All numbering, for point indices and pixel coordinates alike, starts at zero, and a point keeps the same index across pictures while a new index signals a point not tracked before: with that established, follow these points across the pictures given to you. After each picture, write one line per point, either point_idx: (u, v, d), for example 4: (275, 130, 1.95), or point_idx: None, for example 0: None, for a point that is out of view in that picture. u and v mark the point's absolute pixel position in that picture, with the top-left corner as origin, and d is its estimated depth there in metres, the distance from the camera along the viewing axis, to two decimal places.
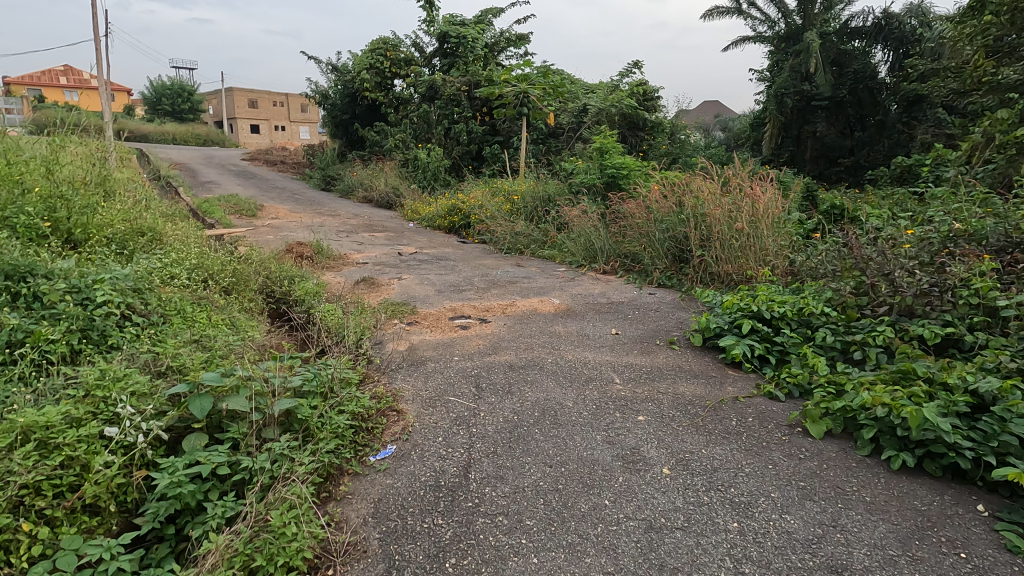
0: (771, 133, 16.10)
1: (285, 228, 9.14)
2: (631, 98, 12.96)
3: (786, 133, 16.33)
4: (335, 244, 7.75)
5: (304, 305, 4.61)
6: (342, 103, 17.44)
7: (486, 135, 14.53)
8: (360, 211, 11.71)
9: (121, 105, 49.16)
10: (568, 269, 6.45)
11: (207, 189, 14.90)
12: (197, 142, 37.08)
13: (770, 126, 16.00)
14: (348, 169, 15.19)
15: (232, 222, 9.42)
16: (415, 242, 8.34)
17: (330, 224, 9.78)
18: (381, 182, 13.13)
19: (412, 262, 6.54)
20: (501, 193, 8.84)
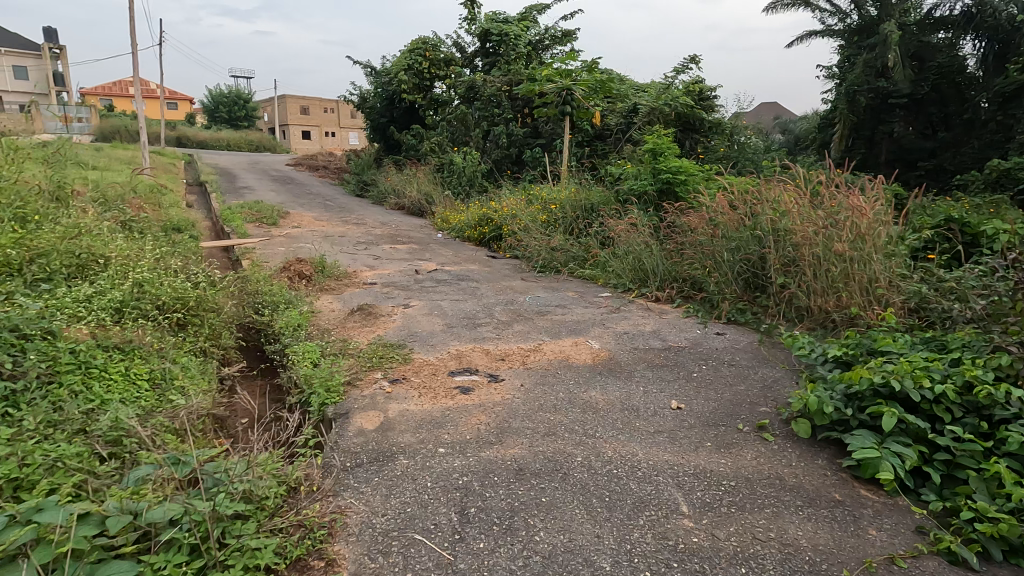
0: (840, 134, 13.77)
1: (302, 238, 8.43)
2: (687, 96, 11.68)
3: (857, 134, 14.14)
4: (348, 258, 6.90)
5: (284, 344, 3.72)
6: (381, 106, 16.86)
7: (527, 137, 13.56)
8: (389, 219, 10.95)
9: (183, 112, 51.22)
10: (613, 296, 5.33)
11: (241, 194, 14.54)
12: (250, 147, 37.88)
13: (839, 126, 13.71)
14: (383, 174, 14.52)
15: (249, 232, 8.81)
16: (439, 255, 7.41)
17: (353, 234, 9.02)
18: (414, 189, 12.36)
19: (428, 283, 5.59)
20: (537, 201, 7.80)
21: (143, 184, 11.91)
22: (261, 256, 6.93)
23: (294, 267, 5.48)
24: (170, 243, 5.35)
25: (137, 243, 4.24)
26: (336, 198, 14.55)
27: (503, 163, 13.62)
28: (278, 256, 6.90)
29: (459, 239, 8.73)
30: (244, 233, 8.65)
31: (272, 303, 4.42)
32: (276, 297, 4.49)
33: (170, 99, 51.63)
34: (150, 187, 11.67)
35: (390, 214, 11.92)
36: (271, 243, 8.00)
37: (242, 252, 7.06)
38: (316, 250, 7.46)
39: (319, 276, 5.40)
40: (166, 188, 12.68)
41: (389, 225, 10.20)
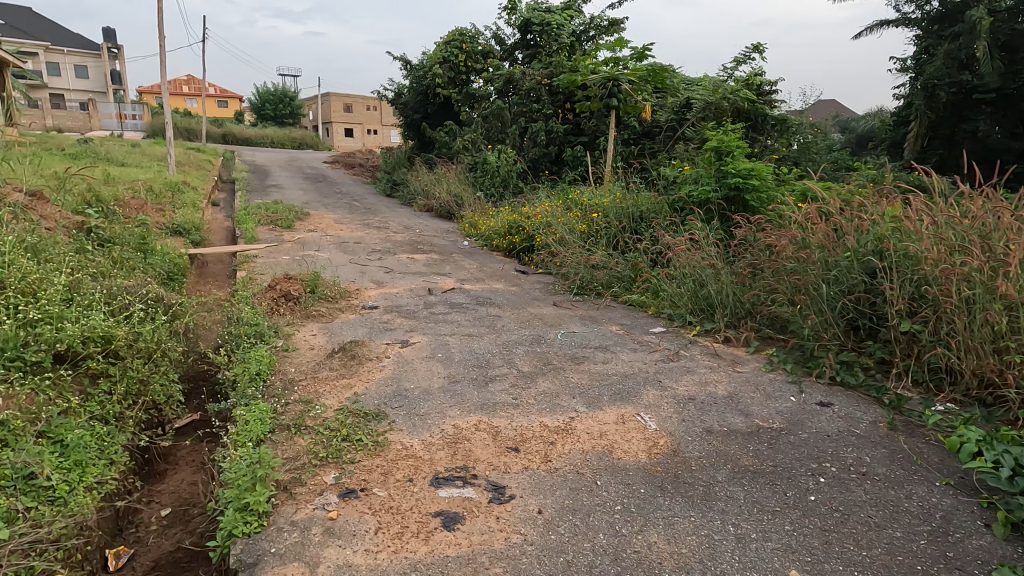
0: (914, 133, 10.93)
1: (314, 244, 7.64)
2: (748, 89, 10.33)
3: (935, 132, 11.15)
4: (354, 270, 6.00)
5: (228, 403, 2.83)
6: (416, 101, 16.10)
7: (568, 135, 12.49)
8: (416, 223, 10.12)
9: (233, 110, 52.38)
10: (668, 333, 4.21)
11: (268, 193, 14.02)
12: (294, 145, 38.11)
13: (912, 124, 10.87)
14: (414, 173, 13.73)
15: (260, 235, 8.10)
16: (461, 268, 6.43)
17: (372, 240, 8.18)
18: (443, 189, 11.45)
19: (439, 308, 4.61)
20: (576, 207, 6.72)
21: (165, 182, 11.49)
22: (259, 267, 6.12)
23: (281, 283, 4.59)
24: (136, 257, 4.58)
25: (69, 260, 3.44)
26: (366, 198, 13.87)
27: (541, 162, 12.61)
28: (278, 268, 6.08)
29: (487, 248, 7.74)
30: (254, 236, 7.92)
31: (236, 340, 3.55)
32: (242, 329, 3.62)
33: (220, 96, 52.84)
34: (173, 186, 11.24)
35: (418, 216, 11.07)
36: (279, 249, 7.21)
37: (242, 262, 6.29)
38: (324, 260, 6.61)
39: (309, 296, 4.51)
40: (191, 187, 12.24)
41: (414, 229, 9.34)
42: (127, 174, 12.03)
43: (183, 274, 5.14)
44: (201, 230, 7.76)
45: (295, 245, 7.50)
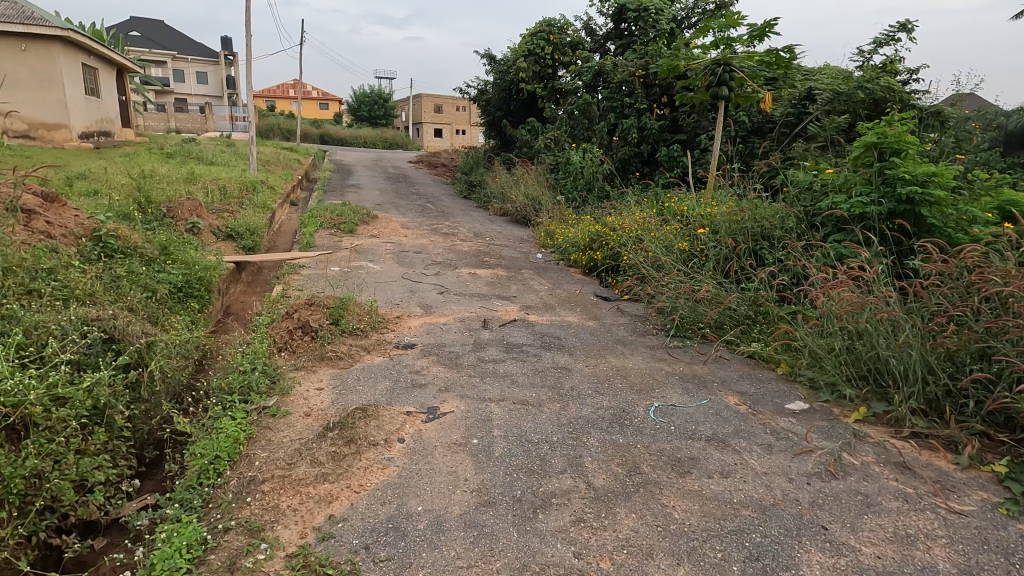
0: None
1: (371, 253, 6.91)
2: (893, 74, 8.43)
3: None
4: (401, 290, 5.10)
5: (151, 516, 1.95)
6: (499, 97, 15.23)
7: (663, 132, 11.21)
8: (489, 229, 9.20)
9: (332, 112, 54.85)
10: (814, 413, 2.88)
11: (345, 193, 13.72)
12: (384, 145, 38.91)
13: None
14: (492, 173, 12.86)
15: (318, 241, 7.48)
16: (529, 289, 5.35)
17: (436, 248, 7.33)
18: (519, 192, 10.44)
19: (489, 351, 3.55)
20: (674, 219, 5.43)
21: (243, 182, 11.39)
22: (301, 281, 5.39)
23: (299, 309, 3.74)
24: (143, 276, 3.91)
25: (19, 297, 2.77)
26: (443, 199, 13.19)
27: (631, 162, 11.28)
28: (320, 283, 5.33)
29: (563, 263, 6.62)
30: (313, 242, 7.34)
31: (213, 398, 2.71)
32: (223, 382, 2.77)
33: (321, 99, 55.42)
34: (250, 186, 11.12)
35: (492, 221, 10.16)
36: (331, 258, 6.52)
37: (285, 275, 5.62)
38: (375, 274, 5.80)
39: (332, 328, 3.62)
40: (269, 186, 12.14)
41: (485, 236, 8.42)
42: (210, 173, 12.11)
43: (206, 292, 4.47)
44: (259, 235, 7.28)
45: (351, 254, 6.80)
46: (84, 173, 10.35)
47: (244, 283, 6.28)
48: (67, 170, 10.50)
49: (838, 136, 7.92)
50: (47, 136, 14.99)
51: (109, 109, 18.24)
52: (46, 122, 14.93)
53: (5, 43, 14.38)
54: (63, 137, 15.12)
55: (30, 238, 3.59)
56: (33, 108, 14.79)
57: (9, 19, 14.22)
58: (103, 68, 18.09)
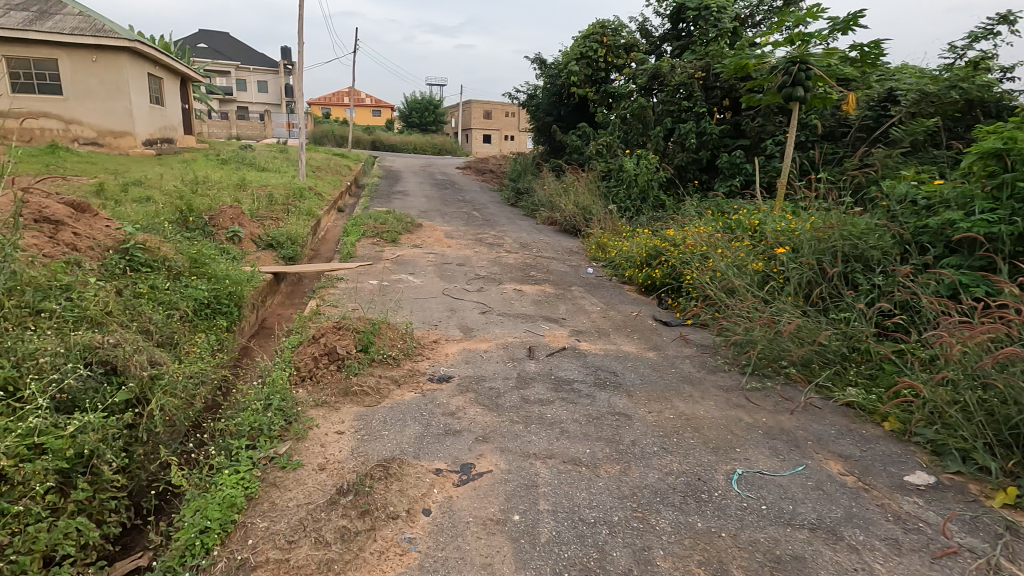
0: None
1: (413, 264, 6.60)
2: (996, 70, 7.47)
3: None
4: (441, 308, 4.72)
5: None
6: (549, 102, 14.81)
7: (724, 137, 10.53)
8: (536, 239, 8.77)
9: (385, 119, 55.95)
10: (945, 491, 2.28)
11: (392, 199, 13.61)
12: (434, 151, 39.13)
13: None
14: (540, 180, 12.45)
15: (359, 250, 7.25)
16: (580, 309, 4.87)
17: (480, 260, 6.96)
18: (568, 201, 9.97)
19: (535, 389, 3.10)
20: (745, 236, 4.84)
21: (291, 188, 11.42)
22: (336, 295, 5.11)
23: (327, 333, 3.40)
24: (166, 293, 3.66)
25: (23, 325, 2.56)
26: (490, 207, 12.88)
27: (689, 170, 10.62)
28: (356, 298, 5.02)
29: (616, 279, 6.09)
30: (354, 251, 7.11)
31: (217, 444, 2.36)
32: (232, 424, 2.44)
33: (374, 106, 56.60)
34: (298, 193, 11.14)
35: (539, 230, 9.73)
36: (371, 269, 6.24)
37: (322, 288, 5.35)
38: (414, 289, 5.46)
39: (360, 356, 3.25)
40: (317, 193, 12.14)
41: (532, 248, 8.00)
42: (261, 180, 12.23)
43: (235, 309, 4.21)
44: (300, 244, 7.12)
45: (392, 265, 6.51)
46: (142, 179, 10.61)
47: (282, 295, 6.08)
48: (127, 177, 10.80)
49: (931, 140, 7.05)
50: (114, 144, 15.68)
51: (172, 117, 18.99)
52: (113, 129, 15.62)
53: (79, 55, 15.13)
54: (129, 144, 15.80)
55: (52, 251, 3.40)
56: (102, 116, 15.50)
57: (82, 32, 14.93)
58: (168, 78, 18.84)
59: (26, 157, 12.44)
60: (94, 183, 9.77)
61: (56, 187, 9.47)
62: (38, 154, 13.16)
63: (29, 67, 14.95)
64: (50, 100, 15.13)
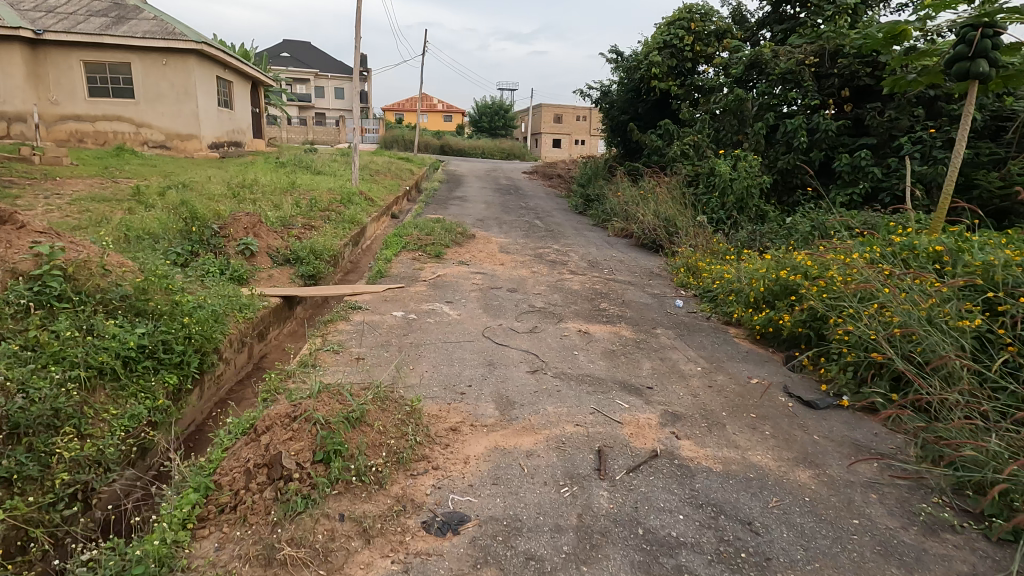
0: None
1: (454, 285, 5.40)
2: None
3: None
4: (475, 361, 3.44)
5: None
6: (625, 99, 13.26)
7: (841, 135, 8.68)
8: (607, 256, 7.35)
9: (454, 123, 55.86)
10: None
11: (447, 205, 12.55)
12: (502, 155, 38.17)
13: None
14: (613, 186, 10.97)
15: (395, 267, 6.12)
16: (670, 369, 3.43)
17: (538, 283, 5.64)
18: (646, 210, 8.45)
19: (606, 564, 1.73)
20: (934, 272, 3.21)
21: (340, 193, 10.60)
22: (346, 332, 3.95)
23: (274, 426, 2.13)
24: (70, 348, 2.56)
25: None
26: (555, 215, 11.54)
27: (796, 174, 8.82)
28: (369, 338, 3.83)
29: (718, 318, 4.58)
30: (390, 268, 6.01)
31: None
32: None
33: (445, 111, 56.64)
34: (346, 197, 10.29)
35: (611, 244, 8.29)
36: (401, 292, 5.08)
37: (330, 318, 4.21)
38: (448, 324, 4.22)
39: (319, 472, 1.98)
40: (369, 198, 11.29)
41: (603, 266, 6.60)
42: (312, 184, 11.54)
43: (191, 360, 3.07)
44: (327, 259, 6.09)
45: (429, 287, 5.33)
46: (189, 182, 10.11)
47: (294, 322, 5.05)
48: (177, 179, 10.34)
49: None
50: (181, 146, 15.77)
51: (241, 121, 19.07)
52: (180, 132, 15.69)
53: (150, 59, 15.25)
54: (194, 147, 15.88)
55: None
56: (170, 120, 15.60)
57: (154, 35, 15.00)
58: (238, 81, 18.91)
59: (91, 159, 12.42)
60: (138, 187, 9.31)
61: (100, 189, 9.08)
62: (105, 157, 13.17)
63: (104, 71, 15.18)
64: (123, 104, 15.34)
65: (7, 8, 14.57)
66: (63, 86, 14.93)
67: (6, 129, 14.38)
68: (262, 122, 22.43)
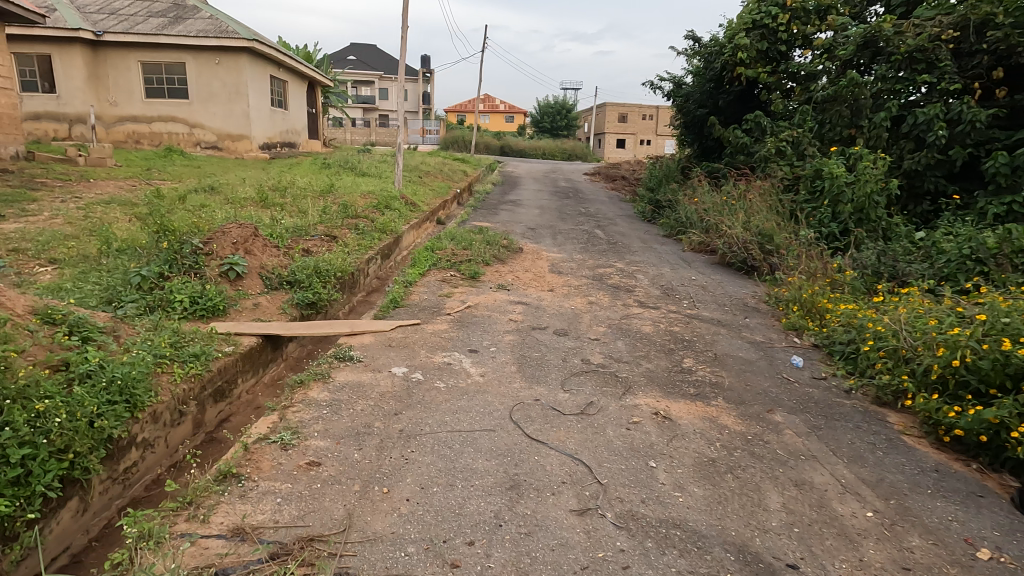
0: None
1: (485, 323, 4.15)
2: None
3: None
4: (491, 480, 2.16)
5: None
6: (703, 90, 11.56)
7: (993, 127, 6.77)
8: (684, 279, 5.89)
9: (516, 124, 54.92)
10: None
11: (497, 210, 11.38)
12: (563, 156, 36.73)
13: None
14: (689, 190, 9.39)
15: (417, 292, 4.96)
16: (819, 513, 2.02)
17: (595, 320, 4.29)
18: (733, 221, 6.89)
19: None
20: None
21: (380, 196, 9.65)
22: (317, 404, 2.77)
23: None
24: None
25: None
26: (618, 223, 10.09)
27: (928, 177, 6.98)
28: (344, 418, 2.63)
29: (865, 395, 3.08)
30: (410, 295, 4.84)
31: None
32: None
33: (507, 112, 55.71)
34: (384, 202, 9.29)
35: (688, 263, 6.80)
36: (414, 333, 3.88)
37: (303, 376, 3.07)
38: (464, 392, 2.96)
39: None
40: (411, 202, 10.30)
41: (680, 296, 5.16)
42: (352, 186, 10.69)
43: (42, 472, 1.97)
44: (336, 281, 5.02)
45: (452, 324, 4.11)
46: (222, 185, 9.44)
47: (281, 365, 4.01)
48: (210, 182, 9.72)
49: None
50: (232, 147, 15.49)
51: (296, 121, 18.78)
52: (232, 133, 15.41)
53: (203, 58, 15.02)
54: (245, 147, 15.56)
55: None
56: (222, 120, 15.34)
57: (207, 34, 14.75)
58: (293, 80, 18.59)
59: (138, 160, 12.15)
60: (166, 189, 8.69)
61: (129, 191, 8.55)
62: (153, 158, 12.90)
63: (160, 71, 15.08)
64: (178, 104, 15.21)
65: (72, 11, 14.70)
66: (122, 88, 14.95)
67: (68, 131, 14.54)
68: (318, 122, 22.16)
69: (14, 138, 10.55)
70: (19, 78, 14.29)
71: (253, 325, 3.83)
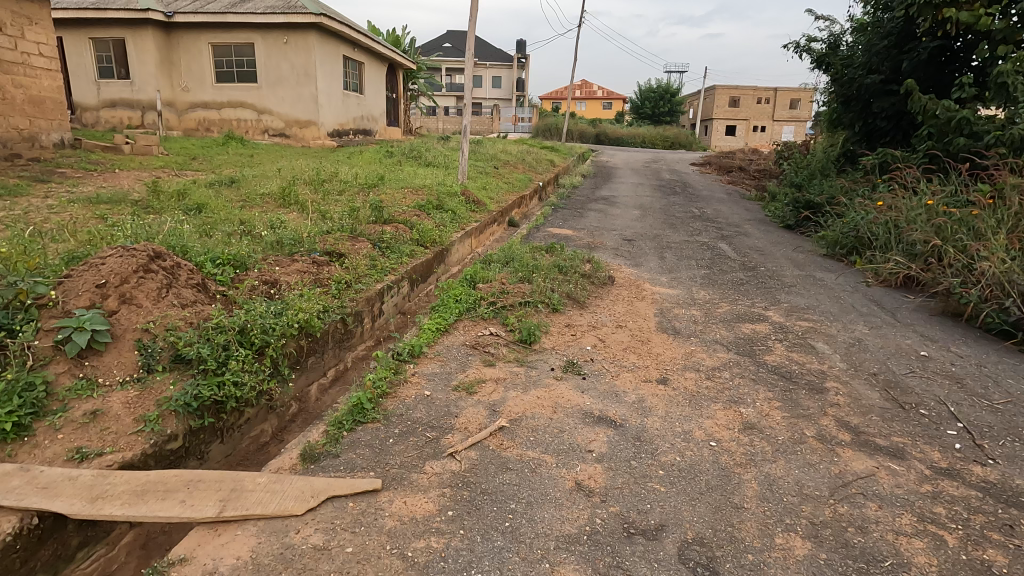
0: None
1: (519, 497, 1.88)
2: None
3: None
4: None
5: None
6: (875, 50, 8.33)
7: None
8: (909, 359, 3.25)
9: (613, 112, 51.63)
10: None
11: (585, 210, 9.00)
12: (665, 146, 33.24)
13: None
14: (864, 191, 6.43)
15: (416, 376, 2.80)
16: None
17: (773, 504, 1.88)
18: (981, 249, 4.07)
19: None
20: None
21: (434, 193, 7.66)
22: None
23: None
24: None
25: None
26: (748, 232, 7.34)
27: None
28: None
29: None
30: (402, 384, 2.68)
31: None
32: None
33: (605, 99, 52.44)
34: (436, 201, 7.26)
35: (893, 315, 4.09)
36: (347, 534, 1.69)
37: None
38: None
39: None
40: (474, 199, 8.23)
41: (931, 416, 2.59)
42: (408, 179, 8.80)
43: None
44: (289, 345, 2.99)
45: (446, 495, 1.89)
46: (252, 177, 7.88)
47: (125, 538, 1.95)
48: (241, 173, 8.20)
49: None
50: (300, 134, 14.34)
51: (372, 107, 17.43)
52: (300, 119, 14.23)
53: (272, 38, 13.87)
54: (313, 134, 14.34)
55: None
56: (291, 105, 14.18)
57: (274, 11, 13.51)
58: (371, 62, 17.17)
59: (191, 148, 11.09)
60: (182, 182, 7.21)
61: (141, 183, 7.19)
62: (210, 146, 11.86)
63: (230, 54, 14.13)
64: (247, 88, 14.22)
65: None
66: (193, 72, 14.17)
67: (141, 118, 14.02)
68: (399, 109, 20.77)
69: (59, 124, 9.71)
70: (96, 64, 13.89)
71: (39, 480, 1.85)
